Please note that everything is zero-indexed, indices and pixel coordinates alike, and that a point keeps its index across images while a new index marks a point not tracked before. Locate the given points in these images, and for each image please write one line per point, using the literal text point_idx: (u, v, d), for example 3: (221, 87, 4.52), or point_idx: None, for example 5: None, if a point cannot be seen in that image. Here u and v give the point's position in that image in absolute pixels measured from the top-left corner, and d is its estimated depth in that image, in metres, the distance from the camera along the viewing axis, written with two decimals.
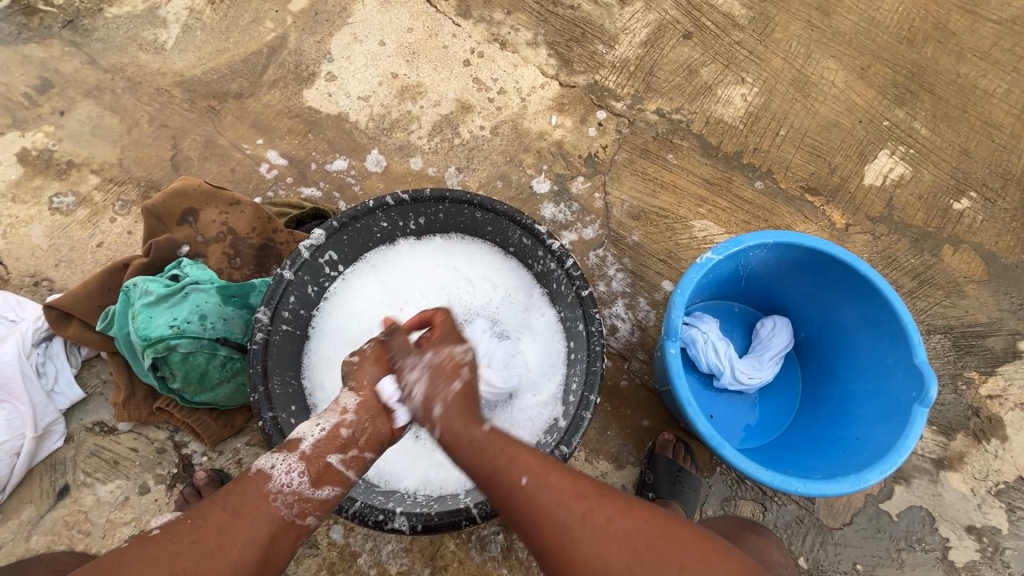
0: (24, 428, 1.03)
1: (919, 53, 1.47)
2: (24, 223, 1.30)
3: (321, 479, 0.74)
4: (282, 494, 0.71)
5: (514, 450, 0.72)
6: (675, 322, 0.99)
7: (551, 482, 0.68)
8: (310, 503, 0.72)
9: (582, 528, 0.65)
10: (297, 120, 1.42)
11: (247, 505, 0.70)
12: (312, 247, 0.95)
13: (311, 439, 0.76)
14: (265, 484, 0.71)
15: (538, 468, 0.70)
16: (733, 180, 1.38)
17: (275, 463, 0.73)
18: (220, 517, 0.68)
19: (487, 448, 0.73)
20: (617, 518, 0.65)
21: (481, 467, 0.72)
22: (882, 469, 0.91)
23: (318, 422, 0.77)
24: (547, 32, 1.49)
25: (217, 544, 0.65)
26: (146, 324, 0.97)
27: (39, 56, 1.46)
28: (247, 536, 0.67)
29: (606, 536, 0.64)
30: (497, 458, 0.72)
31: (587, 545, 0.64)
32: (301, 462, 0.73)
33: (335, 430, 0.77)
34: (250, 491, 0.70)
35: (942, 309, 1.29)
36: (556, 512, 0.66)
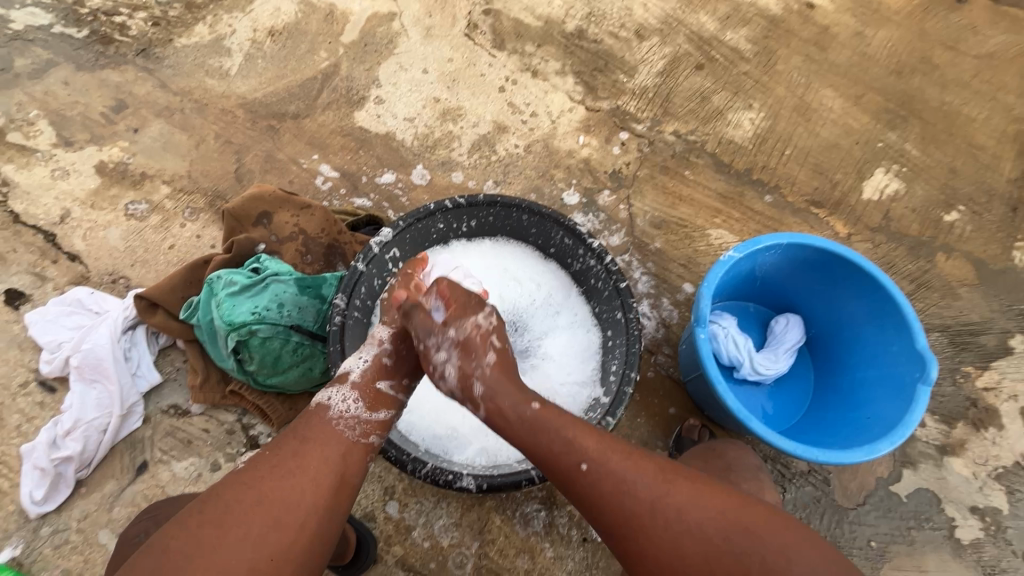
0: (111, 407, 1.13)
1: (908, 84, 1.64)
2: (102, 227, 1.42)
3: (374, 402, 0.85)
4: (342, 420, 0.81)
5: (571, 435, 0.80)
6: (704, 312, 1.10)
7: (615, 471, 0.76)
8: (370, 425, 0.83)
9: (653, 518, 0.73)
10: (349, 137, 1.57)
11: (315, 433, 0.79)
12: (382, 243, 1.08)
13: (357, 370, 0.88)
14: (326, 415, 0.82)
15: (598, 456, 0.78)
16: (744, 194, 1.53)
17: (330, 396, 0.84)
18: (293, 445, 0.77)
19: (544, 429, 0.80)
20: (685, 509, 0.73)
21: (541, 448, 0.80)
22: (893, 440, 1.02)
23: (360, 355, 0.90)
24: (574, 63, 1.66)
25: (294, 463, 0.74)
26: (230, 311, 1.09)
27: (115, 80, 1.61)
28: (320, 457, 0.76)
29: (677, 527, 0.72)
30: (555, 441, 0.79)
31: (657, 533, 0.73)
32: (353, 391, 0.85)
33: (374, 359, 0.90)
34: (315, 422, 0.81)
35: (939, 310, 1.42)
36: (624, 499, 0.75)
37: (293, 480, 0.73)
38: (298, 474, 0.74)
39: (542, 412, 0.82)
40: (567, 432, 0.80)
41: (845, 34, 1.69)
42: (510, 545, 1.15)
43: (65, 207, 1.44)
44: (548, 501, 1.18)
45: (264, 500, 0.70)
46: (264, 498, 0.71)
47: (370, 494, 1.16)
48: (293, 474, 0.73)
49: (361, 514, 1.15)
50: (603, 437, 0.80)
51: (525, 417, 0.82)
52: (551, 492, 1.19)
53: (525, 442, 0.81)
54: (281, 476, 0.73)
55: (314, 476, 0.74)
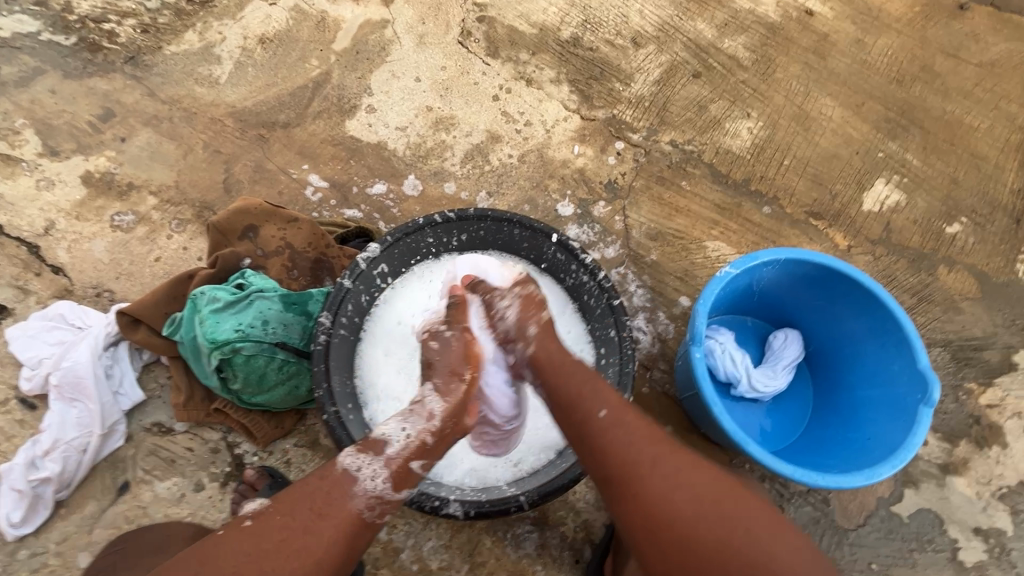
0: (93, 426, 1.10)
1: (909, 92, 1.62)
2: (87, 239, 1.39)
3: (401, 482, 0.82)
4: (364, 498, 0.78)
5: (598, 386, 0.84)
6: (700, 330, 1.07)
7: (629, 424, 0.79)
8: (389, 505, 0.80)
9: (652, 469, 0.75)
10: (340, 147, 1.54)
11: (332, 505, 0.77)
12: (369, 259, 1.05)
13: (395, 444, 0.84)
14: (349, 486, 0.79)
15: (617, 407, 0.81)
16: (742, 205, 1.50)
17: (359, 465, 0.81)
18: (306, 516, 0.75)
19: (576, 379, 0.86)
20: (685, 470, 0.75)
21: (569, 394, 0.85)
22: (894, 464, 0.99)
23: (404, 426, 0.86)
24: (569, 71, 1.63)
25: (303, 543, 0.73)
26: (213, 328, 1.06)
27: (103, 89, 1.58)
28: (330, 537, 0.75)
29: (673, 481, 0.73)
30: (583, 386, 0.84)
31: (654, 482, 0.74)
32: (385, 468, 0.81)
33: (419, 435, 0.86)
34: (335, 492, 0.78)
35: (941, 324, 1.39)
36: (630, 446, 0.77)
37: (298, 560, 0.71)
38: (305, 556, 0.72)
39: (576, 367, 0.88)
40: (596, 379, 0.85)
41: (844, 41, 1.66)
42: (501, 568, 1.12)
43: (50, 218, 1.41)
44: (540, 522, 1.15)
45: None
46: (267, 573, 0.70)
47: None
48: (300, 554, 0.72)
49: None
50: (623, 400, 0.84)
51: (565, 365, 0.89)
52: (543, 513, 1.16)
53: (560, 383, 0.87)
54: (287, 556, 0.71)
55: (319, 557, 0.73)
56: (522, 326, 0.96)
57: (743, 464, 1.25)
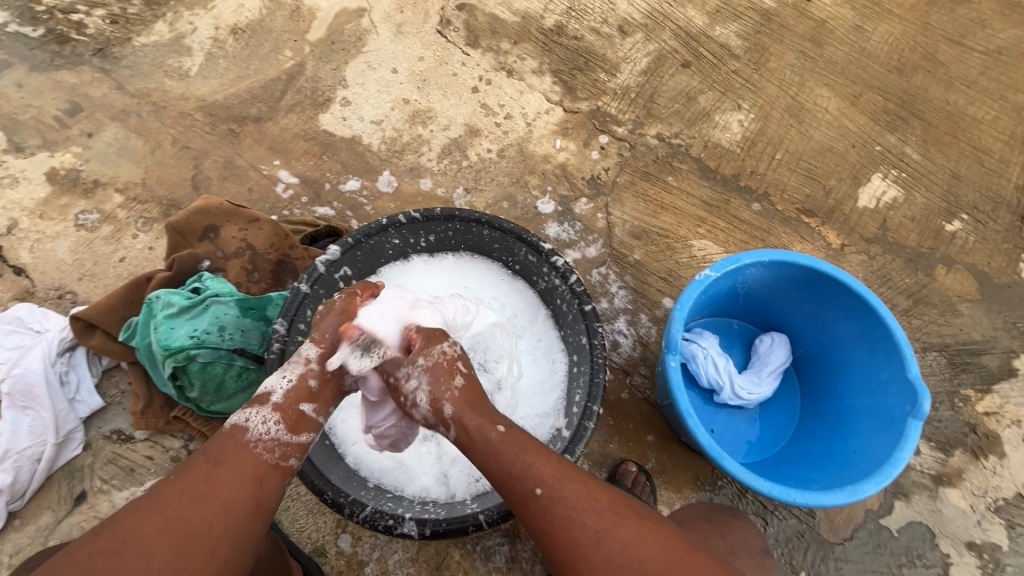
0: (46, 435, 1.08)
1: (909, 82, 1.54)
2: (51, 239, 1.36)
3: (298, 425, 0.80)
4: (259, 442, 0.75)
5: (531, 458, 0.75)
6: (676, 337, 1.02)
7: (569, 497, 0.71)
8: (290, 447, 0.77)
9: (595, 548, 0.67)
10: (313, 142, 1.48)
11: (227, 453, 0.73)
12: (328, 262, 0.98)
13: (280, 391, 0.81)
14: (241, 436, 0.75)
15: (554, 480, 0.73)
16: (731, 202, 1.44)
17: (248, 417, 0.77)
18: (202, 466, 0.70)
19: (506, 450, 0.76)
20: (632, 543, 0.67)
21: (499, 471, 0.75)
22: (878, 481, 0.95)
23: (283, 374, 0.82)
24: (552, 61, 1.56)
25: (205, 488, 0.68)
26: (167, 335, 1.02)
27: (70, 82, 1.53)
28: (234, 478, 0.70)
29: (620, 560, 0.66)
30: (512, 462, 0.75)
31: (599, 566, 0.66)
32: (275, 412, 0.78)
33: (304, 377, 0.84)
34: (227, 444, 0.74)
35: (938, 327, 1.32)
36: (572, 526, 0.69)
37: (204, 505, 0.67)
38: (210, 499, 0.67)
39: (506, 434, 0.78)
40: (530, 452, 0.75)
41: (843, 28, 1.58)
42: None
43: (14, 217, 1.38)
44: (511, 534, 1.11)
45: (172, 524, 0.64)
46: (172, 521, 0.64)
47: (321, 527, 1.10)
48: (205, 498, 0.67)
49: (311, 548, 1.09)
50: (561, 462, 0.75)
51: (488, 444, 0.77)
52: (515, 525, 1.12)
53: (486, 461, 0.77)
54: (189, 501, 0.66)
55: (228, 500, 0.68)
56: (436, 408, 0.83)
57: (725, 475, 1.20)
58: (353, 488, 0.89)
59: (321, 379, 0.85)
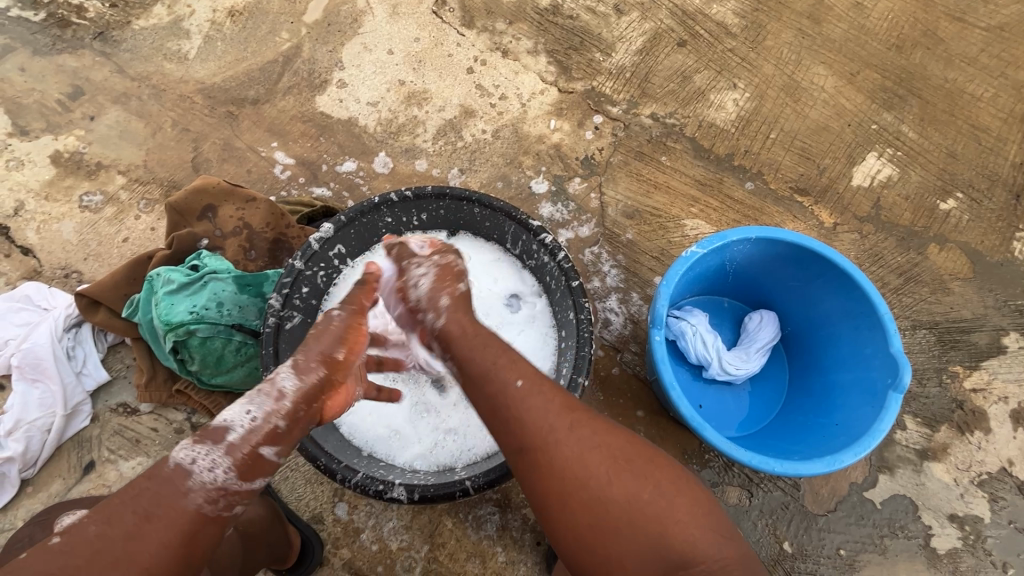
0: (55, 407, 1.13)
1: (908, 59, 1.52)
2: (56, 219, 1.40)
3: (252, 472, 0.68)
4: (201, 492, 0.64)
5: (515, 356, 0.78)
6: (661, 312, 1.04)
7: (547, 392, 0.73)
8: (238, 496, 0.66)
9: (568, 433, 0.70)
10: (310, 124, 1.50)
11: (160, 506, 0.62)
12: (322, 239, 1.00)
13: (239, 429, 0.68)
14: (183, 480, 0.64)
15: (535, 376, 0.75)
16: (724, 181, 1.44)
17: (194, 457, 0.65)
18: (127, 522, 0.60)
19: (485, 351, 0.78)
20: (602, 433, 0.71)
21: (479, 365, 0.77)
22: (857, 451, 0.97)
23: (248, 409, 0.69)
24: (547, 41, 1.56)
25: (125, 552, 0.59)
26: (168, 310, 1.05)
27: (72, 65, 1.55)
28: (158, 541, 0.61)
29: (589, 444, 0.69)
30: (498, 357, 0.77)
31: (568, 448, 0.69)
32: (226, 456, 0.66)
33: (271, 413, 0.70)
34: (162, 492, 0.63)
35: (928, 305, 1.33)
36: (547, 411, 0.71)
37: (120, 573, 0.58)
38: (128, 565, 0.58)
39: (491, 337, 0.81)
40: (513, 351, 0.78)
41: (841, 5, 1.56)
42: (460, 549, 1.13)
43: (20, 198, 1.42)
44: (502, 504, 1.15)
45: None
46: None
47: (319, 495, 1.15)
48: (121, 565, 0.58)
49: (309, 516, 1.14)
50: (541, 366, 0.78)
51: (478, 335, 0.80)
52: (506, 495, 1.15)
53: (472, 351, 0.78)
54: (103, 569, 0.58)
55: (149, 566, 0.59)
56: (433, 297, 0.84)
57: (712, 449, 1.23)
58: (345, 456, 0.93)
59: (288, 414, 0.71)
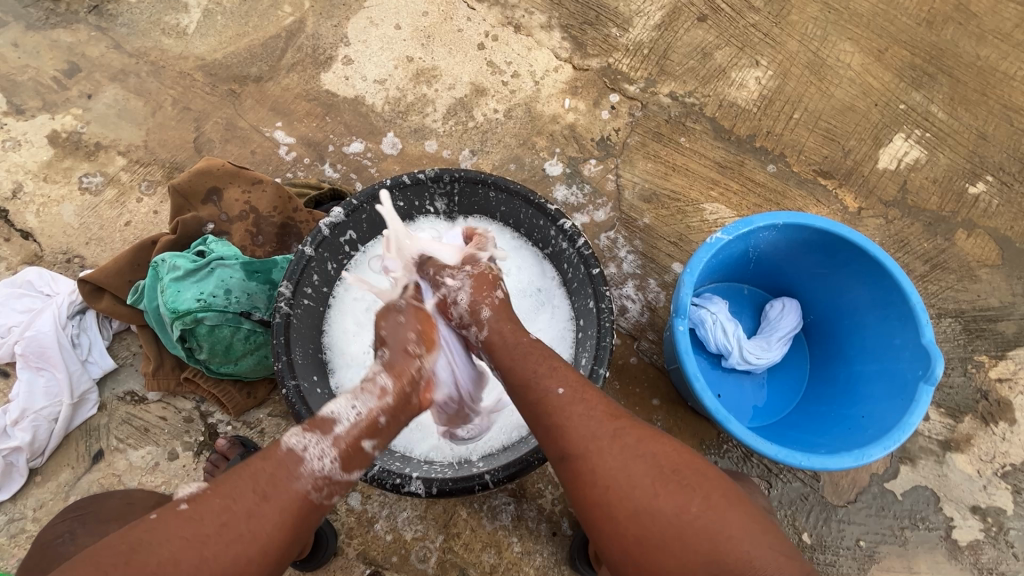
0: (61, 395, 1.11)
1: (939, 35, 1.45)
2: (56, 202, 1.36)
3: (352, 462, 0.75)
4: (311, 479, 0.70)
5: (555, 365, 0.79)
6: (685, 301, 1.01)
7: (589, 400, 0.74)
8: (338, 486, 0.72)
9: (611, 442, 0.69)
10: (315, 103, 1.45)
11: (277, 487, 0.68)
12: (333, 224, 0.96)
13: (345, 422, 0.76)
14: (294, 466, 0.70)
15: (575, 385, 0.76)
16: (745, 163, 1.39)
17: (306, 445, 0.72)
18: (250, 500, 0.66)
19: (527, 361, 0.80)
20: (645, 441, 0.70)
21: (522, 374, 0.79)
22: (886, 445, 0.94)
23: (353, 403, 0.78)
24: (562, 15, 1.49)
25: (247, 528, 0.64)
26: (174, 298, 1.02)
27: (67, 41, 1.49)
28: (276, 521, 0.66)
29: (634, 453, 0.68)
30: (539, 368, 0.78)
31: (612, 457, 0.68)
32: (334, 447, 0.73)
33: (371, 412, 0.78)
34: (280, 473, 0.69)
35: (954, 293, 1.29)
36: (590, 420, 0.71)
37: (242, 547, 0.63)
38: (249, 541, 0.64)
39: (530, 348, 0.82)
40: (556, 360, 0.79)
41: None
42: (476, 539, 1.12)
43: (17, 180, 1.38)
44: (518, 494, 1.14)
45: (208, 565, 0.61)
46: (206, 563, 0.61)
47: None
48: (244, 540, 0.63)
49: None
50: (582, 378, 0.79)
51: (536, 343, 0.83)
52: (521, 485, 1.14)
53: (513, 359, 0.81)
54: (228, 541, 0.63)
55: (264, 544, 0.65)
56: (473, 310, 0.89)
57: (731, 439, 1.21)
58: None
59: (385, 412, 0.79)
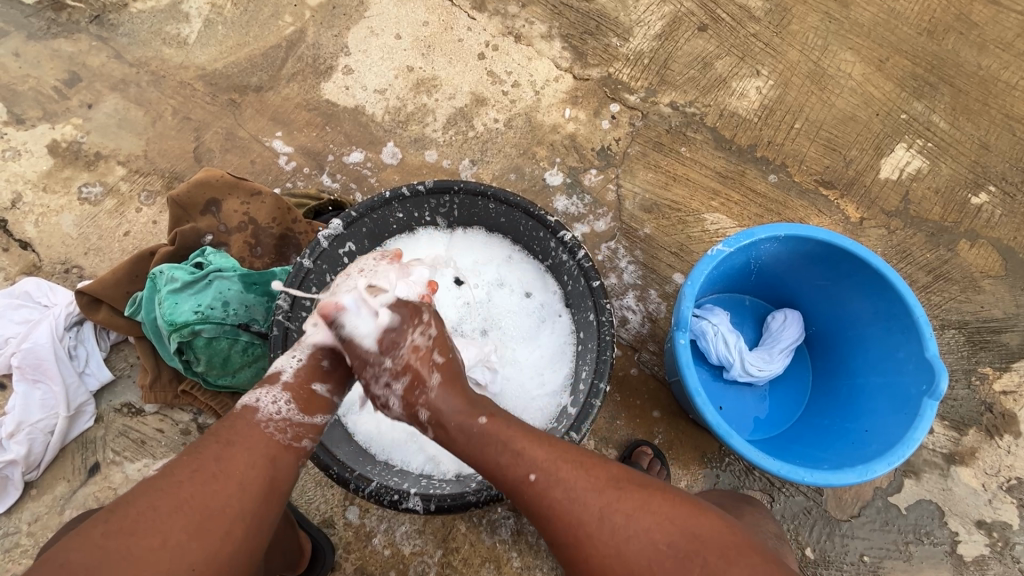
0: (57, 408, 1.10)
1: (940, 45, 1.45)
2: (55, 212, 1.36)
3: (309, 405, 0.78)
4: (272, 422, 0.73)
5: (519, 444, 0.73)
6: (686, 314, 1.00)
7: (565, 478, 0.69)
8: (303, 427, 0.75)
9: (599, 524, 0.66)
10: (315, 112, 1.45)
11: (240, 435, 0.70)
12: (332, 236, 0.95)
13: (290, 371, 0.80)
14: (253, 416, 0.73)
15: (547, 463, 0.71)
16: (746, 173, 1.38)
17: (259, 396, 0.75)
18: (215, 447, 0.68)
19: (491, 440, 0.74)
20: (634, 515, 0.66)
21: (487, 462, 0.73)
22: (890, 461, 0.93)
23: (294, 353, 0.82)
24: (562, 25, 1.49)
25: (220, 467, 0.65)
26: (172, 310, 1.01)
27: (67, 51, 1.49)
28: (247, 460, 0.68)
29: (625, 534, 0.65)
30: (504, 452, 0.72)
31: (604, 542, 0.66)
32: (285, 392, 0.77)
33: (314, 361, 0.82)
34: (239, 424, 0.72)
35: (958, 304, 1.29)
36: (572, 504, 0.68)
37: (219, 485, 0.64)
38: (225, 479, 0.65)
39: (491, 425, 0.75)
40: (516, 440, 0.73)
41: None
42: (475, 554, 1.11)
43: (16, 190, 1.37)
44: (517, 508, 1.13)
45: (188, 505, 0.61)
46: (187, 501, 0.62)
47: (330, 498, 1.13)
48: (219, 478, 0.64)
49: (320, 520, 1.12)
50: (554, 447, 0.73)
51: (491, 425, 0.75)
52: None
53: (472, 451, 0.74)
54: (204, 479, 0.64)
55: (242, 480, 0.66)
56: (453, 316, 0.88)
57: (733, 452, 1.20)
58: (358, 463, 0.90)
59: (328, 357, 0.84)
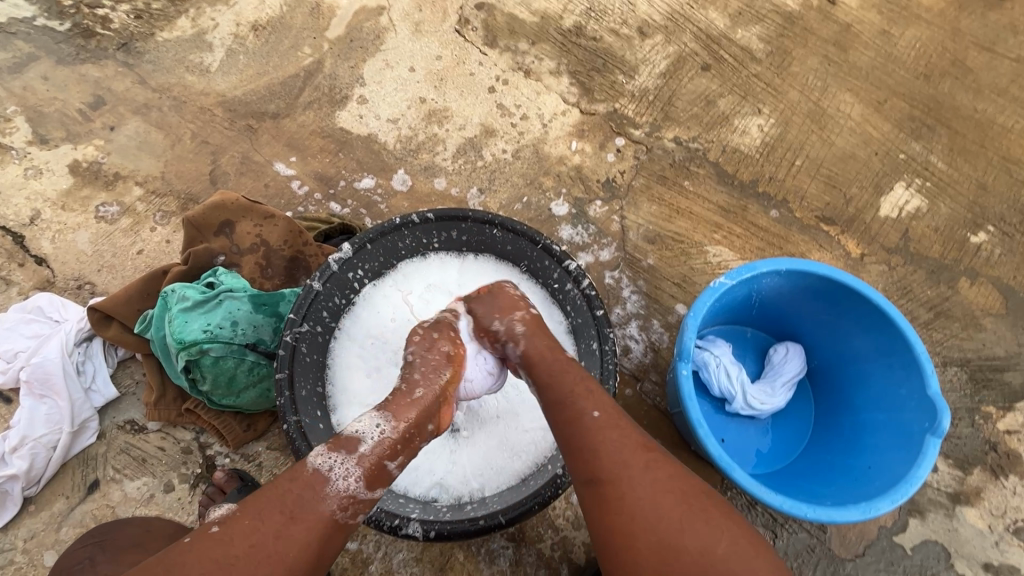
0: (62, 423, 1.11)
1: (936, 89, 1.50)
2: (71, 229, 1.39)
3: (375, 480, 0.77)
4: (336, 498, 0.73)
5: (587, 387, 0.79)
6: (688, 345, 1.01)
7: (622, 426, 0.75)
8: (363, 505, 0.75)
9: (641, 470, 0.71)
10: (329, 139, 1.49)
11: (303, 509, 0.71)
12: (341, 260, 0.98)
13: (369, 442, 0.78)
14: (319, 486, 0.73)
15: (611, 410, 0.77)
16: (748, 209, 1.41)
17: (331, 464, 0.75)
18: (277, 521, 0.69)
19: (563, 382, 0.80)
20: (675, 477, 0.71)
21: (556, 397, 0.79)
22: (893, 499, 0.92)
23: (377, 421, 0.80)
24: (570, 62, 1.54)
25: (275, 549, 0.67)
26: (181, 328, 1.02)
27: (94, 75, 1.55)
28: (300, 542, 0.69)
29: (663, 486, 0.69)
30: (571, 392, 0.79)
31: (642, 485, 0.69)
32: (358, 466, 0.76)
33: (394, 434, 0.80)
34: (305, 495, 0.72)
35: (959, 342, 1.29)
36: (622, 444, 0.73)
37: (270, 565, 0.66)
38: (278, 560, 0.67)
39: (565, 369, 0.82)
40: (591, 383, 0.80)
41: (868, 32, 1.54)
42: None
43: (36, 207, 1.41)
44: (516, 538, 1.12)
45: None
46: None
47: None
48: (273, 560, 0.67)
49: None
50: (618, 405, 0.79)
51: (556, 361, 0.84)
52: (520, 529, 1.12)
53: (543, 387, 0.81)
54: (257, 562, 0.66)
55: (292, 565, 0.68)
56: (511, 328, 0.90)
57: (735, 486, 1.19)
58: None
59: (405, 435, 0.81)
